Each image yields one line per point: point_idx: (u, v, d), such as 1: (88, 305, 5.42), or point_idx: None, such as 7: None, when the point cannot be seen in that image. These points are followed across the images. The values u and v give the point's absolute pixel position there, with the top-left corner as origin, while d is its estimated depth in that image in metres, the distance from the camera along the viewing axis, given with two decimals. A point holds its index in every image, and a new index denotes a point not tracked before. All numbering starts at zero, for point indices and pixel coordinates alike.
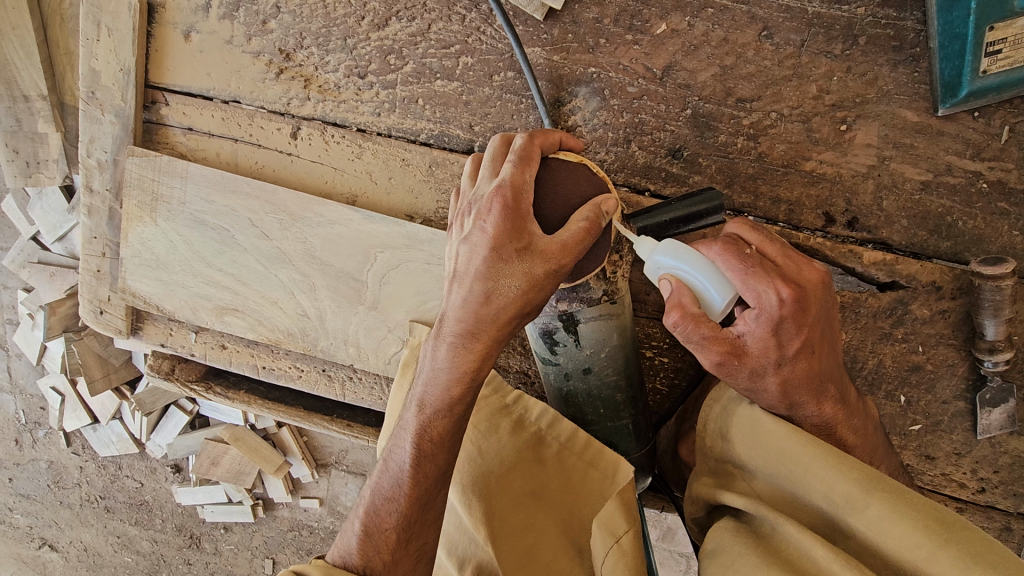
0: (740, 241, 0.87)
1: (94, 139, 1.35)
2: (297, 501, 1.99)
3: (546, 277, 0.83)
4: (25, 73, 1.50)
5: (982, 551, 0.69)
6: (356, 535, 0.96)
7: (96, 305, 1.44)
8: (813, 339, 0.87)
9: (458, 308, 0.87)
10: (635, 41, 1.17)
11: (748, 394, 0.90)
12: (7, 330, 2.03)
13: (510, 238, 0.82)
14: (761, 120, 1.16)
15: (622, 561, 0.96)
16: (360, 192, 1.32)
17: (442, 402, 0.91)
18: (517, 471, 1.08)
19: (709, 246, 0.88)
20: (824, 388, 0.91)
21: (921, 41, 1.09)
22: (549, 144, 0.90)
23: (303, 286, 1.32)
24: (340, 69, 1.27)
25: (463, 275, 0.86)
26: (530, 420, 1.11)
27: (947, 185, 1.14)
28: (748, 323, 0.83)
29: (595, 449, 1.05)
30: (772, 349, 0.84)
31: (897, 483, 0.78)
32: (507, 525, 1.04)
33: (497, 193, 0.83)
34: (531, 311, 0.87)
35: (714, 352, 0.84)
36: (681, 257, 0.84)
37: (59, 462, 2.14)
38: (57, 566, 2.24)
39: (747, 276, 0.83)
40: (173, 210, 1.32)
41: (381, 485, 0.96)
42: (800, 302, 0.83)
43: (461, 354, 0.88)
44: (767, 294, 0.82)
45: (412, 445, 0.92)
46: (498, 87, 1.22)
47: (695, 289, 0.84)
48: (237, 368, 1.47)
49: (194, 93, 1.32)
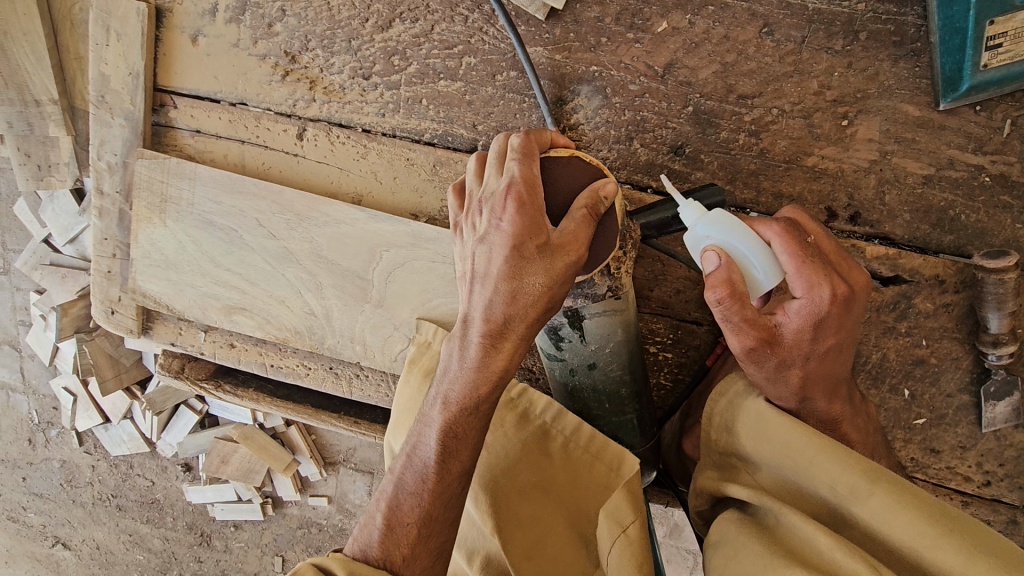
0: (803, 229, 0.86)
1: (104, 142, 1.37)
2: (306, 498, 2.02)
3: (567, 272, 0.84)
4: (36, 78, 1.53)
5: (984, 543, 0.69)
6: (378, 529, 0.96)
7: (107, 306, 1.47)
8: (844, 339, 0.89)
9: (482, 309, 0.86)
10: (636, 39, 1.18)
11: (764, 384, 0.90)
12: (21, 331, 2.06)
13: (529, 236, 0.82)
14: (762, 116, 1.17)
15: (631, 550, 0.97)
16: (365, 192, 1.34)
17: (468, 401, 0.91)
18: (522, 463, 1.09)
19: (768, 225, 0.85)
20: (836, 388, 0.93)
21: (922, 36, 1.09)
22: (545, 140, 0.91)
23: (310, 284, 1.34)
24: (345, 71, 1.28)
25: (483, 276, 0.85)
26: (535, 414, 1.12)
27: (949, 179, 1.14)
28: (790, 313, 0.84)
29: (600, 442, 1.06)
30: (804, 343, 0.85)
31: (900, 477, 0.79)
32: (514, 517, 1.05)
33: (510, 193, 0.83)
34: (555, 305, 0.87)
35: (750, 338, 0.83)
36: (734, 232, 0.84)
37: (72, 461, 2.17)
38: (70, 563, 2.27)
39: (805, 268, 0.83)
40: (182, 211, 1.35)
41: (404, 481, 0.96)
42: (846, 301, 0.85)
43: (490, 355, 0.88)
44: (821, 289, 0.82)
45: (438, 443, 0.93)
46: (500, 86, 1.23)
47: (746, 269, 0.84)
48: (246, 366, 1.49)
49: (202, 96, 1.35)
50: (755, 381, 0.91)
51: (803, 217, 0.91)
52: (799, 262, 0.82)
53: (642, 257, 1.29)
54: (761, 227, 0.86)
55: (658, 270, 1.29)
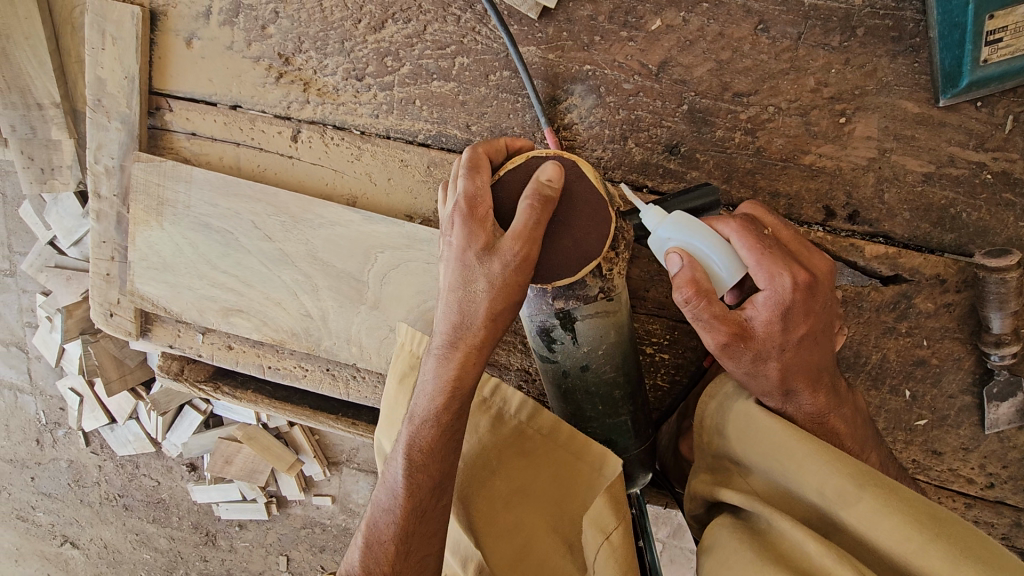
0: (758, 224, 0.88)
1: (102, 145, 1.38)
2: (309, 498, 2.02)
3: (509, 273, 0.83)
4: (38, 82, 1.54)
5: (972, 546, 0.69)
6: (359, 548, 0.99)
7: (106, 308, 1.48)
8: (816, 327, 0.89)
9: (440, 321, 0.89)
10: (630, 37, 1.17)
11: (746, 380, 0.90)
12: (27, 333, 2.08)
13: (469, 245, 0.84)
14: (758, 114, 1.16)
15: (615, 555, 0.96)
16: (360, 194, 1.34)
17: (429, 412, 0.92)
18: (501, 468, 1.07)
19: (725, 222, 0.87)
20: (819, 377, 0.91)
21: (920, 31, 1.08)
22: (501, 146, 0.91)
23: (306, 286, 1.34)
24: (339, 72, 1.28)
25: (440, 289, 0.89)
26: (509, 414, 1.10)
27: (950, 176, 1.13)
28: (757, 305, 0.84)
29: (578, 440, 1.03)
30: (776, 333, 0.85)
31: (891, 480, 0.78)
32: (497, 524, 1.05)
33: (451, 210, 0.86)
34: (511, 313, 0.87)
35: (720, 333, 0.83)
36: (692, 231, 0.84)
37: (79, 461, 2.19)
38: (78, 563, 2.29)
39: (763, 258, 0.83)
40: (178, 214, 1.35)
41: (380, 498, 0.98)
42: (810, 287, 0.85)
43: (444, 364, 0.90)
44: (781, 277, 0.83)
45: (404, 456, 0.94)
46: (494, 86, 1.22)
47: (708, 266, 0.84)
48: (243, 367, 1.49)
49: (197, 99, 1.35)
50: (738, 378, 0.91)
51: (761, 212, 0.94)
52: (756, 254, 0.83)
53: (637, 257, 1.28)
54: (715, 224, 0.88)
55: (654, 270, 1.28)
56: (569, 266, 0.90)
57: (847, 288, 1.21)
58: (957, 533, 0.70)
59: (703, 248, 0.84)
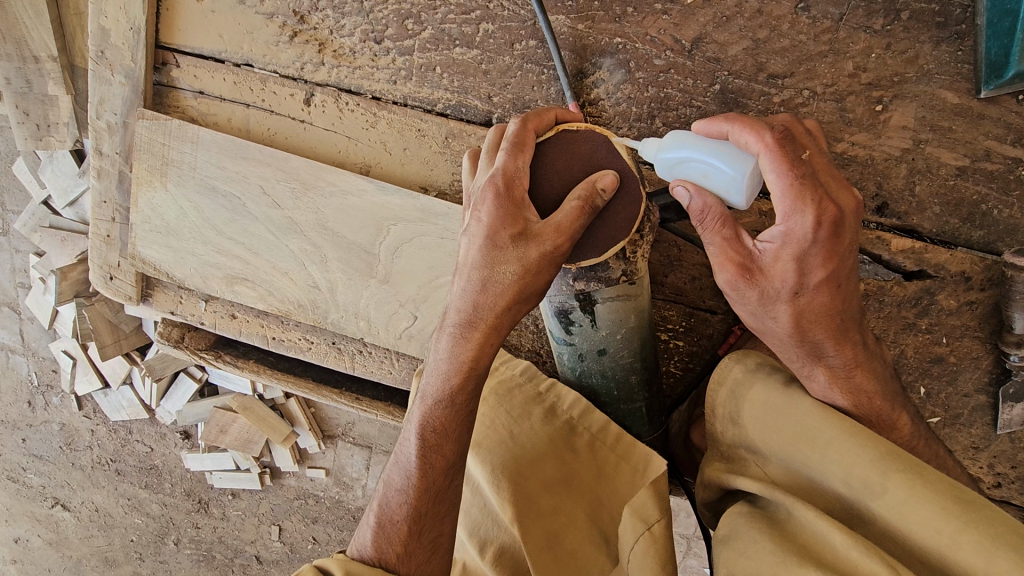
0: (798, 141, 0.77)
1: (104, 100, 1.31)
2: (303, 470, 2.00)
3: (541, 261, 0.80)
4: (34, 33, 1.47)
5: (1004, 533, 0.66)
6: (371, 529, 0.95)
7: (106, 271, 1.43)
8: (843, 273, 0.80)
9: (458, 298, 0.86)
10: (664, 11, 1.12)
11: (756, 320, 0.85)
12: (19, 293, 2.03)
13: (506, 225, 0.80)
14: (792, 97, 1.11)
15: (656, 547, 0.92)
16: (373, 163, 1.29)
17: (443, 393, 0.89)
18: (552, 460, 1.07)
19: (760, 132, 0.76)
20: (846, 328, 0.85)
21: (967, 18, 1.04)
22: (544, 122, 0.86)
23: (315, 257, 1.30)
24: (356, 33, 1.23)
25: (462, 264, 0.85)
26: (566, 414, 1.11)
27: (984, 172, 1.09)
28: (773, 241, 0.78)
29: (627, 443, 1.05)
30: (789, 271, 0.78)
31: (919, 462, 0.75)
32: (536, 506, 1.03)
33: (489, 184, 0.81)
34: (531, 297, 0.84)
35: (726, 264, 0.80)
36: (684, 140, 0.81)
37: (71, 425, 2.16)
38: (68, 525, 2.27)
39: (791, 183, 0.74)
40: (183, 175, 1.30)
41: (391, 479, 0.95)
42: (836, 229, 0.76)
43: (461, 345, 0.87)
44: (803, 216, 0.75)
45: (417, 436, 0.91)
46: (518, 56, 1.18)
47: (712, 190, 0.80)
48: (247, 338, 1.46)
49: (205, 56, 1.29)
50: (750, 319, 0.86)
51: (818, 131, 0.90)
52: (784, 181, 0.74)
53: (658, 241, 1.25)
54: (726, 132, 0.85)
55: (672, 255, 1.26)
56: (595, 246, 0.87)
57: (867, 282, 1.18)
58: (989, 518, 0.67)
59: (697, 157, 0.79)
